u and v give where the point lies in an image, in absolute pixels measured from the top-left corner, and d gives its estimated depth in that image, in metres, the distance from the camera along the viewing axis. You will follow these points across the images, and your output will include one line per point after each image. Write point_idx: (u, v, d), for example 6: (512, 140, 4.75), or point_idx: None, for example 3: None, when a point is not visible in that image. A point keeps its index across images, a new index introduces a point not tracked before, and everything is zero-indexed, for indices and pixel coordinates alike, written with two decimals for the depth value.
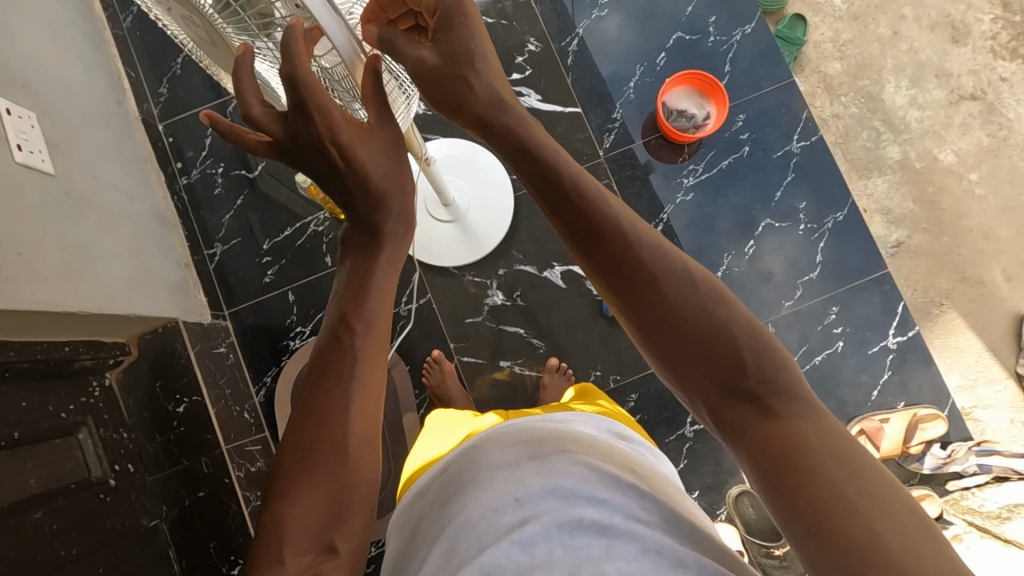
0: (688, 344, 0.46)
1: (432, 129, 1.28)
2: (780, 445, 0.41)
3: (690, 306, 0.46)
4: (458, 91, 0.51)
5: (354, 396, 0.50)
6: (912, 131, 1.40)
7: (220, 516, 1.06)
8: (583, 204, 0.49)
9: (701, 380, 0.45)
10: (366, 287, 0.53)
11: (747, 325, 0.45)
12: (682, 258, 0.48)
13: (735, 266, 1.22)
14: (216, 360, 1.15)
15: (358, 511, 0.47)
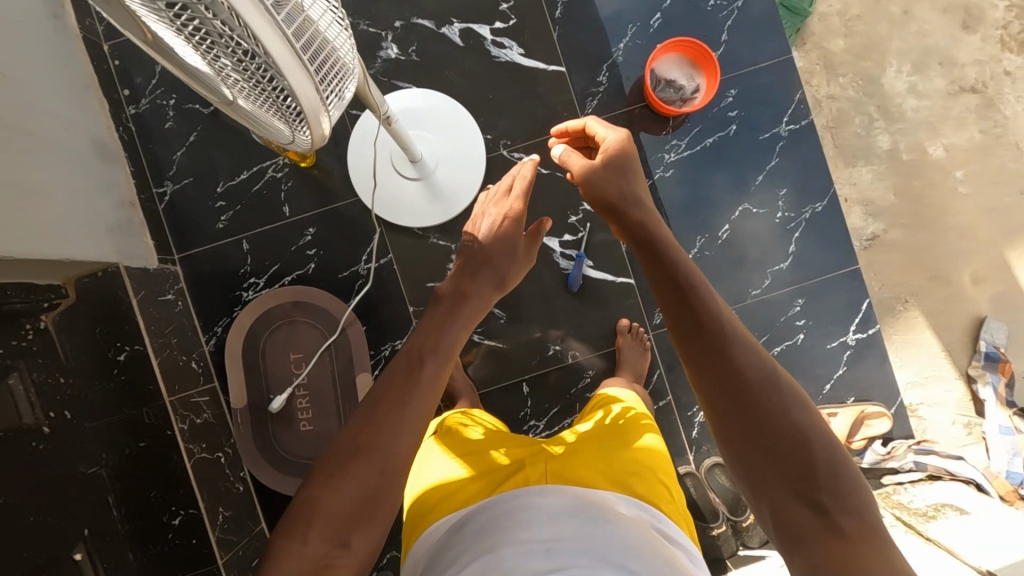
0: (774, 439, 0.60)
1: (404, 76, 1.19)
2: (830, 536, 0.57)
3: (779, 406, 0.61)
4: (620, 205, 0.81)
5: (408, 418, 0.63)
6: (906, 120, 1.35)
7: (163, 465, 1.02)
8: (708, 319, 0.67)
9: (762, 468, 0.61)
10: (444, 334, 0.72)
11: (822, 436, 0.61)
12: (776, 365, 0.65)
13: (707, 249, 1.20)
14: (163, 307, 1.11)
15: (382, 520, 0.59)
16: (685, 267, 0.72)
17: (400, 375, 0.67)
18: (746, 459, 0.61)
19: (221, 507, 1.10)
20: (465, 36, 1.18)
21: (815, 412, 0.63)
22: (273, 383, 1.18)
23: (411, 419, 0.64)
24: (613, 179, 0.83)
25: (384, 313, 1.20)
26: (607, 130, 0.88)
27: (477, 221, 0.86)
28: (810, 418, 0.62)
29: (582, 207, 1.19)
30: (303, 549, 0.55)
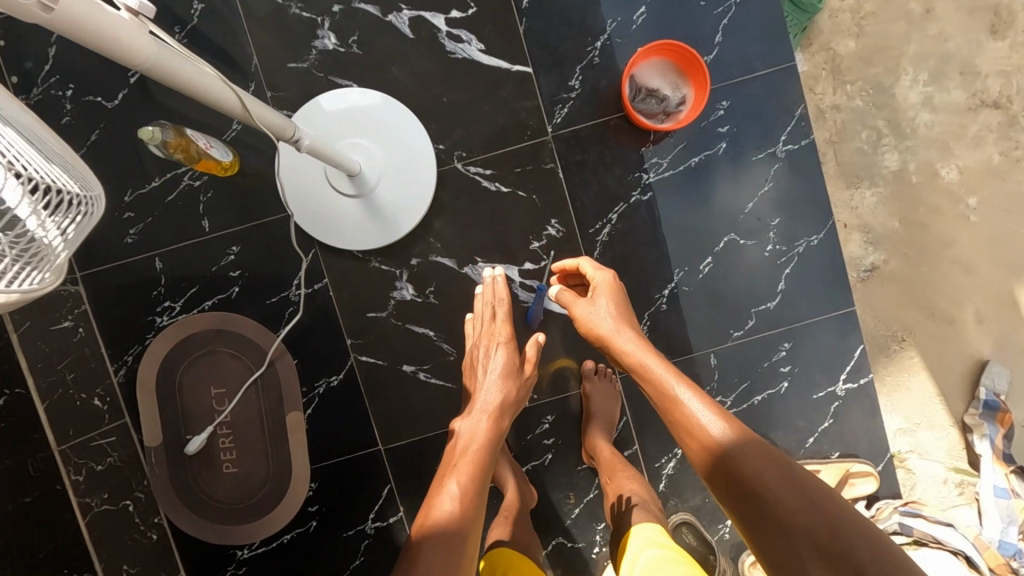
0: (794, 526, 0.62)
1: (343, 72, 1.02)
2: None
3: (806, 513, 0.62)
4: (597, 333, 0.89)
5: (456, 533, 0.77)
6: (917, 137, 1.20)
7: (54, 519, 0.93)
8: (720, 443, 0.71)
9: (804, 563, 0.60)
10: (469, 466, 0.85)
11: (841, 513, 0.62)
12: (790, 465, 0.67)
13: (686, 284, 1.06)
14: (57, 338, 0.96)
15: None
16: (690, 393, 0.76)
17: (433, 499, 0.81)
18: (787, 563, 0.61)
19: (124, 563, 0.99)
20: (414, 26, 1.01)
21: (830, 492, 0.65)
22: (191, 420, 1.05)
23: (452, 539, 0.76)
24: (604, 312, 0.89)
25: (317, 345, 1.05)
26: (597, 270, 0.94)
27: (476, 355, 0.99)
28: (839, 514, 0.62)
29: (545, 232, 1.04)
30: None
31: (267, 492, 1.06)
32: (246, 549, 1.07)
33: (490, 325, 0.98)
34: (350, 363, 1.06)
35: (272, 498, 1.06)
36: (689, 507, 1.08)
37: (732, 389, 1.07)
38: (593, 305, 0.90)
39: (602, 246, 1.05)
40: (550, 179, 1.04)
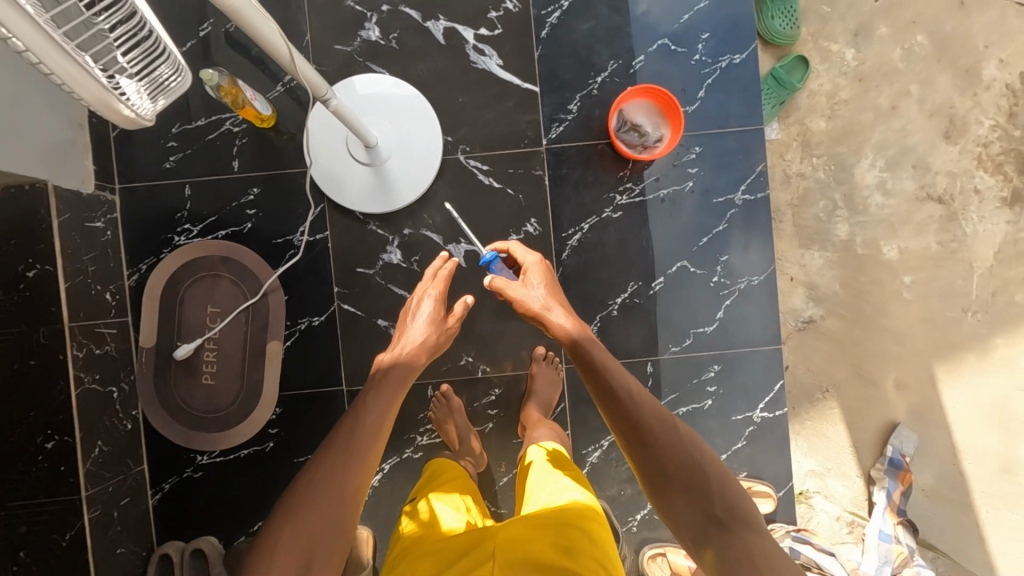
0: (676, 475, 0.78)
1: (377, 58, 1.18)
2: (733, 538, 0.72)
3: (675, 444, 0.80)
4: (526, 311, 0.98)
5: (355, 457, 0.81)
6: (868, 215, 1.35)
7: (46, 389, 1.02)
8: (628, 396, 0.86)
9: (681, 496, 0.77)
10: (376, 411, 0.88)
11: (716, 467, 0.79)
12: (669, 416, 0.85)
13: (638, 297, 1.20)
14: (87, 234, 1.10)
15: (335, 551, 0.75)
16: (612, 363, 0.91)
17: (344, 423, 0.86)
18: (671, 497, 0.77)
19: (99, 441, 1.08)
20: (447, 34, 1.18)
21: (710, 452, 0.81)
22: (184, 331, 1.18)
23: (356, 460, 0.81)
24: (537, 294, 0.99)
25: (307, 288, 1.20)
26: (526, 253, 1.04)
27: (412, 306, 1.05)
28: (693, 445, 0.81)
29: (524, 229, 1.19)
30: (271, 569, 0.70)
31: (234, 410, 1.19)
32: (207, 456, 1.20)
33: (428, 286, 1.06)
34: (333, 309, 1.20)
35: (237, 415, 1.19)
36: (605, 496, 1.20)
37: (662, 397, 1.21)
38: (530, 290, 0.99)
39: (571, 250, 1.20)
40: (538, 183, 1.19)
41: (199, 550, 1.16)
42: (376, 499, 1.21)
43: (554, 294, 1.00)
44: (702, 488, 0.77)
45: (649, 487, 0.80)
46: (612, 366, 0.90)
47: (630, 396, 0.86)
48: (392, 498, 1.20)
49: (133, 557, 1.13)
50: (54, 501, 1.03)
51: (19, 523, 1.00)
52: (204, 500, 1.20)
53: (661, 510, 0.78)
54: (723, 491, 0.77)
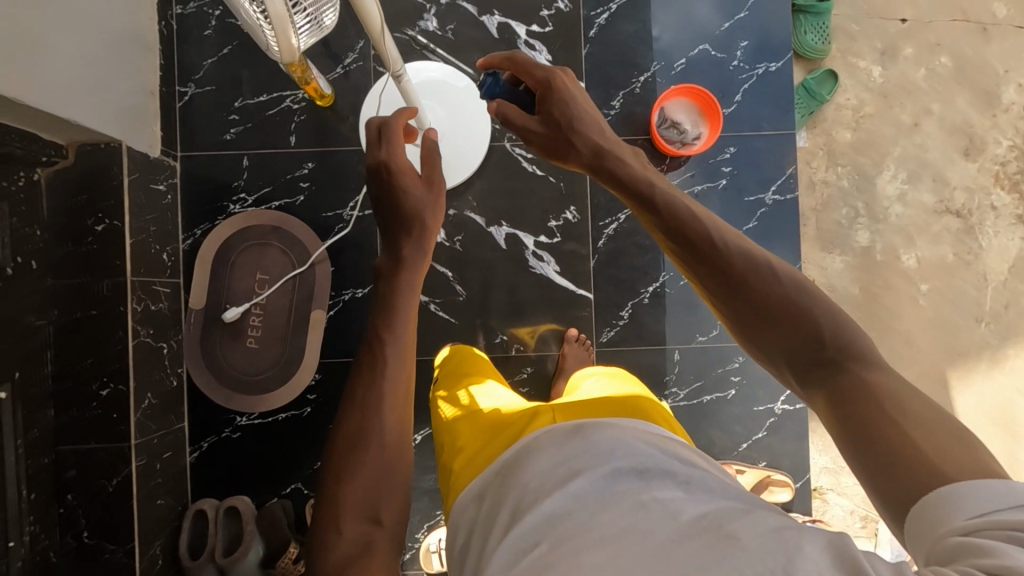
0: (767, 318, 0.67)
1: (433, 48, 1.25)
2: (848, 378, 0.60)
3: (775, 287, 0.67)
4: (558, 151, 0.86)
5: (385, 395, 0.85)
6: (888, 224, 1.41)
7: (105, 338, 1.07)
8: (719, 246, 0.71)
9: (777, 337, 0.66)
10: (392, 323, 0.91)
11: (819, 301, 0.66)
12: (764, 256, 0.70)
13: (667, 286, 1.26)
14: (150, 196, 1.16)
15: (395, 491, 0.80)
16: (688, 206, 0.76)
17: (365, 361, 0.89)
18: (767, 338, 0.67)
19: (150, 394, 1.13)
20: (501, 28, 1.25)
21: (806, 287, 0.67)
22: (233, 295, 1.23)
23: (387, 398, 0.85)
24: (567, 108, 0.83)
25: (353, 260, 1.25)
26: (543, 67, 0.83)
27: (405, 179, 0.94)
28: (796, 285, 0.67)
29: (563, 215, 1.25)
30: (341, 529, 0.76)
31: (274, 374, 1.23)
32: (246, 417, 1.24)
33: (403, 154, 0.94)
34: None
35: (278, 379, 1.23)
36: None
37: (687, 385, 1.25)
38: (568, 140, 0.84)
39: (607, 238, 1.25)
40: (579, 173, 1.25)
41: (233, 508, 1.19)
42: None
43: (596, 139, 0.84)
44: (812, 332, 0.64)
45: (750, 342, 0.69)
46: (684, 213, 0.75)
47: (710, 245, 0.71)
48: (421, 468, 1.24)
49: (169, 511, 1.16)
50: (103, 448, 1.07)
51: (69, 467, 1.05)
52: (239, 461, 1.23)
53: (770, 361, 0.68)
54: (841, 336, 0.62)
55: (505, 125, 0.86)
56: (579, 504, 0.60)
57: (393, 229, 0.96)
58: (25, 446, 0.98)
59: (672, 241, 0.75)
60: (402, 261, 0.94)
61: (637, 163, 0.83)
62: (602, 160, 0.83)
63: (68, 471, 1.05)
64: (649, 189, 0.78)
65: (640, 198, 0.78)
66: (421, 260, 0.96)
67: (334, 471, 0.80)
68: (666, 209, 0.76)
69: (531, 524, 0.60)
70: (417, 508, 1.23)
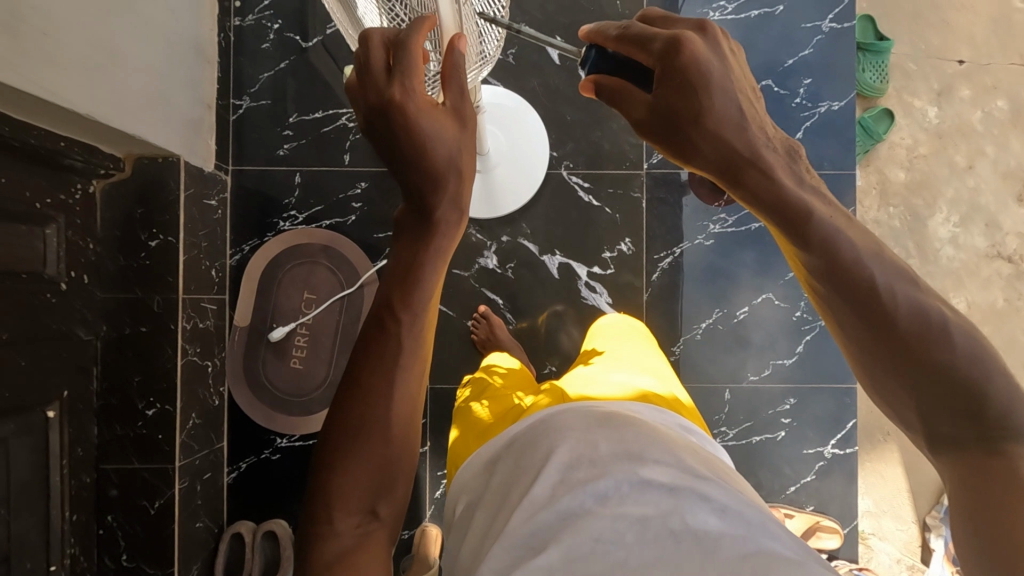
0: (924, 377, 0.49)
1: (493, 72, 1.24)
2: (992, 468, 0.48)
3: (952, 360, 0.48)
4: (683, 150, 0.51)
5: (398, 386, 0.59)
6: (939, 265, 1.39)
7: (153, 356, 1.04)
8: (885, 299, 0.48)
9: (923, 399, 0.50)
10: (416, 278, 0.58)
11: (998, 377, 0.48)
12: (934, 308, 0.49)
13: (720, 323, 1.24)
14: (203, 210, 1.14)
15: (404, 481, 0.59)
16: (851, 232, 0.50)
17: (371, 335, 0.60)
18: (905, 387, 0.50)
19: (195, 413, 1.10)
20: (562, 55, 1.24)
21: (989, 352, 0.49)
22: (280, 313, 1.21)
23: (400, 387, 0.59)
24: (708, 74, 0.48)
25: None
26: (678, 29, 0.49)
27: (436, 135, 0.54)
28: (976, 357, 0.48)
29: (618, 247, 1.23)
30: (332, 526, 0.56)
31: (318, 396, 1.20)
32: (286, 440, 1.20)
33: (426, 96, 0.55)
34: None
35: (321, 402, 1.20)
36: None
37: (736, 424, 1.24)
38: (686, 134, 0.50)
39: (660, 272, 1.24)
40: (635, 205, 1.23)
41: (270, 532, 1.15)
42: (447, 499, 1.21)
43: (735, 137, 0.49)
44: (980, 415, 0.48)
45: (875, 390, 0.53)
46: (847, 251, 0.49)
47: (874, 296, 0.48)
48: None
49: (207, 533, 1.14)
50: (146, 468, 1.04)
51: (111, 485, 1.03)
52: (279, 483, 1.20)
53: (898, 424, 0.54)
54: (1010, 423, 0.48)
55: (608, 108, 0.55)
56: (600, 508, 0.51)
57: (414, 183, 0.56)
58: (70, 465, 0.95)
59: (824, 276, 0.50)
60: (432, 223, 0.57)
61: (793, 174, 0.50)
62: (744, 168, 0.49)
63: (111, 490, 1.03)
64: (810, 214, 0.48)
65: (790, 224, 0.49)
66: (454, 232, 0.59)
67: (325, 460, 0.58)
68: (824, 247, 0.48)
69: (540, 524, 0.51)
70: None
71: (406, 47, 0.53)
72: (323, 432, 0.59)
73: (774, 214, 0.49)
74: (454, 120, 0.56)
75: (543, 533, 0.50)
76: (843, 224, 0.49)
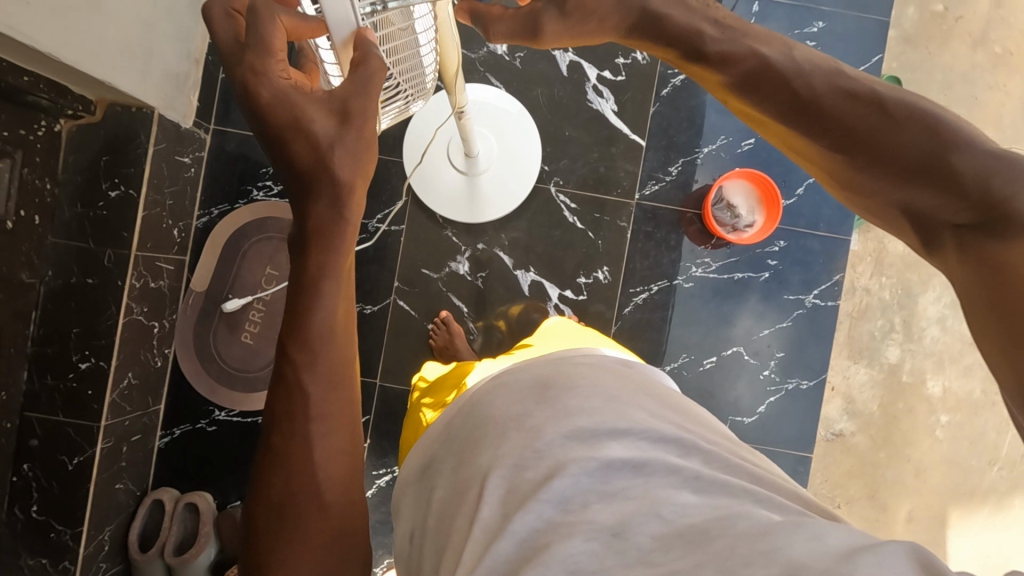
0: (892, 160, 0.50)
1: (498, 72, 1.19)
2: (1003, 261, 0.47)
3: (905, 135, 0.49)
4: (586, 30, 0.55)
5: (318, 446, 0.55)
6: (922, 346, 1.25)
7: (97, 310, 1.00)
8: (806, 98, 0.51)
9: (896, 185, 0.51)
10: (307, 315, 0.54)
11: (977, 151, 0.48)
12: (869, 84, 0.51)
13: (685, 368, 1.21)
14: (174, 167, 1.10)
15: (352, 551, 0.57)
16: (753, 39, 0.53)
17: (280, 402, 0.55)
18: (876, 177, 0.51)
19: (131, 373, 1.07)
20: (571, 67, 1.19)
21: (961, 127, 0.49)
22: (238, 285, 1.17)
23: (322, 449, 0.55)
24: None
25: (371, 274, 1.19)
26: None
27: (304, 127, 0.50)
28: (925, 126, 0.49)
29: (594, 274, 1.19)
30: None
31: (266, 374, 1.17)
32: (222, 413, 1.18)
33: (283, 77, 0.51)
34: (388, 302, 1.19)
35: (266, 381, 1.17)
36: None
37: None
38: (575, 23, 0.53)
39: (634, 306, 1.20)
40: (618, 234, 1.19)
41: (192, 504, 1.13)
42: (378, 501, 1.17)
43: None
44: (958, 185, 0.49)
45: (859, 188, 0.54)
46: (755, 62, 0.52)
47: (795, 96, 0.51)
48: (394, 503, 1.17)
49: (128, 496, 1.11)
50: (72, 423, 1.01)
51: (32, 436, 0.98)
52: (210, 455, 1.18)
53: (888, 209, 0.54)
54: (994, 190, 0.48)
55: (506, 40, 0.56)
56: (563, 516, 0.43)
57: (289, 185, 0.53)
58: None
59: (738, 89, 0.54)
60: (310, 237, 0.52)
61: (680, 4, 0.53)
62: (635, 19, 0.53)
63: (31, 441, 0.98)
64: (702, 38, 0.53)
65: (688, 52, 0.54)
66: (341, 248, 0.53)
67: (258, 554, 0.55)
68: (723, 59, 0.53)
69: (500, 556, 0.42)
70: (381, 542, 1.17)
71: (253, 21, 0.50)
72: (248, 520, 0.56)
73: (670, 47, 0.54)
74: (332, 107, 0.51)
75: (508, 564, 0.42)
76: (735, 35, 0.52)
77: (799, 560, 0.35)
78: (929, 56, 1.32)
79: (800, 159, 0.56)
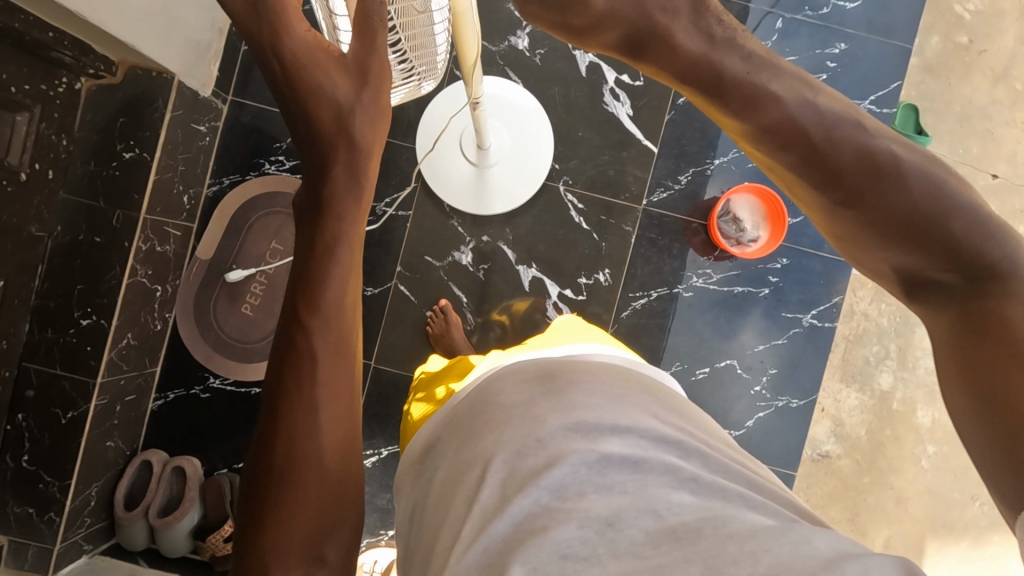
0: (888, 216, 0.55)
1: (517, 67, 1.19)
2: (988, 314, 0.51)
3: (904, 195, 0.54)
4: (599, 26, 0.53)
5: (322, 413, 0.57)
6: (915, 374, 1.25)
7: (102, 269, 1.01)
8: (822, 148, 0.55)
9: (886, 239, 0.56)
10: (323, 281, 0.58)
11: (966, 212, 0.54)
12: (881, 146, 0.55)
13: (677, 377, 1.22)
14: (189, 134, 1.11)
15: (347, 518, 0.58)
16: (773, 83, 0.54)
17: (289, 370, 0.57)
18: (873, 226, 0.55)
19: (130, 333, 1.08)
20: (590, 68, 1.19)
21: (954, 190, 0.54)
22: (242, 256, 1.18)
23: (324, 416, 0.57)
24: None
25: (374, 256, 1.20)
26: None
27: (332, 94, 0.59)
28: (924, 188, 0.54)
29: (595, 275, 1.20)
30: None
31: (262, 346, 1.18)
32: (217, 381, 1.19)
33: (307, 35, 0.58)
34: (389, 286, 1.20)
35: (262, 353, 1.18)
36: None
37: None
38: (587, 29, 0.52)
39: (631, 310, 1.21)
40: (622, 238, 1.20)
41: (179, 468, 1.15)
42: None
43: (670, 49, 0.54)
44: (949, 246, 0.53)
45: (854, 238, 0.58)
46: (775, 107, 0.54)
47: (809, 144, 0.55)
48: (377, 484, 1.19)
49: (117, 454, 1.13)
50: (68, 378, 1.01)
51: (28, 386, 1.00)
52: (200, 420, 1.19)
53: (880, 259, 0.58)
54: (980, 254, 0.53)
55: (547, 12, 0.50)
56: (558, 502, 0.44)
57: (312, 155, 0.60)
58: None
59: (754, 135, 0.56)
60: (333, 213, 0.59)
61: (703, 34, 0.54)
62: (648, 42, 0.54)
63: (27, 391, 1.00)
64: (724, 75, 0.54)
65: (709, 86, 0.55)
66: (358, 211, 0.60)
67: (255, 513, 0.56)
68: (744, 103, 0.55)
69: (494, 535, 0.43)
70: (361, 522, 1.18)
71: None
72: (247, 483, 0.57)
73: (691, 83, 0.56)
74: (353, 76, 0.59)
75: (500, 545, 0.43)
76: (760, 67, 0.54)
77: (785, 563, 0.35)
78: (950, 87, 1.31)
79: (800, 204, 0.60)
